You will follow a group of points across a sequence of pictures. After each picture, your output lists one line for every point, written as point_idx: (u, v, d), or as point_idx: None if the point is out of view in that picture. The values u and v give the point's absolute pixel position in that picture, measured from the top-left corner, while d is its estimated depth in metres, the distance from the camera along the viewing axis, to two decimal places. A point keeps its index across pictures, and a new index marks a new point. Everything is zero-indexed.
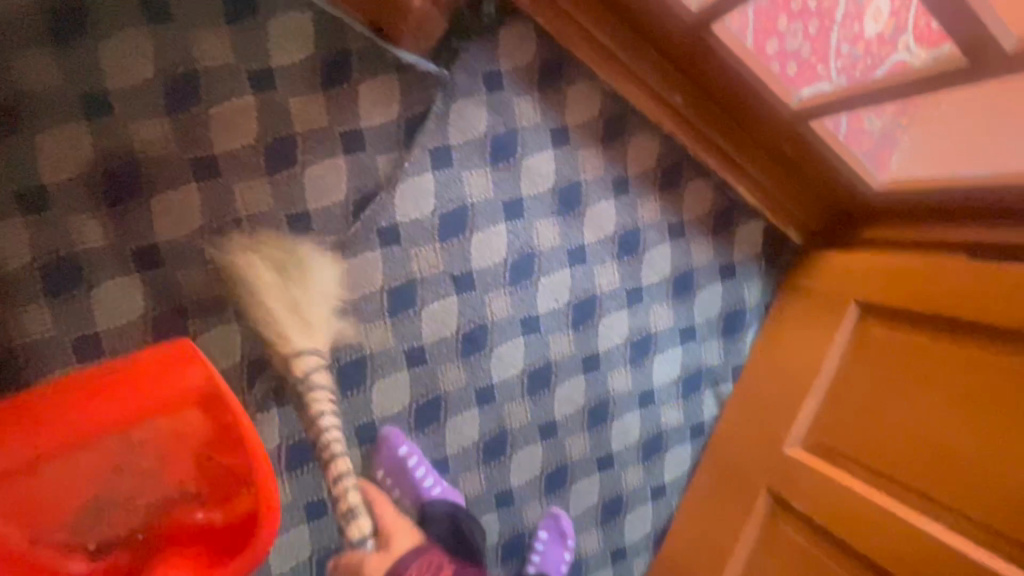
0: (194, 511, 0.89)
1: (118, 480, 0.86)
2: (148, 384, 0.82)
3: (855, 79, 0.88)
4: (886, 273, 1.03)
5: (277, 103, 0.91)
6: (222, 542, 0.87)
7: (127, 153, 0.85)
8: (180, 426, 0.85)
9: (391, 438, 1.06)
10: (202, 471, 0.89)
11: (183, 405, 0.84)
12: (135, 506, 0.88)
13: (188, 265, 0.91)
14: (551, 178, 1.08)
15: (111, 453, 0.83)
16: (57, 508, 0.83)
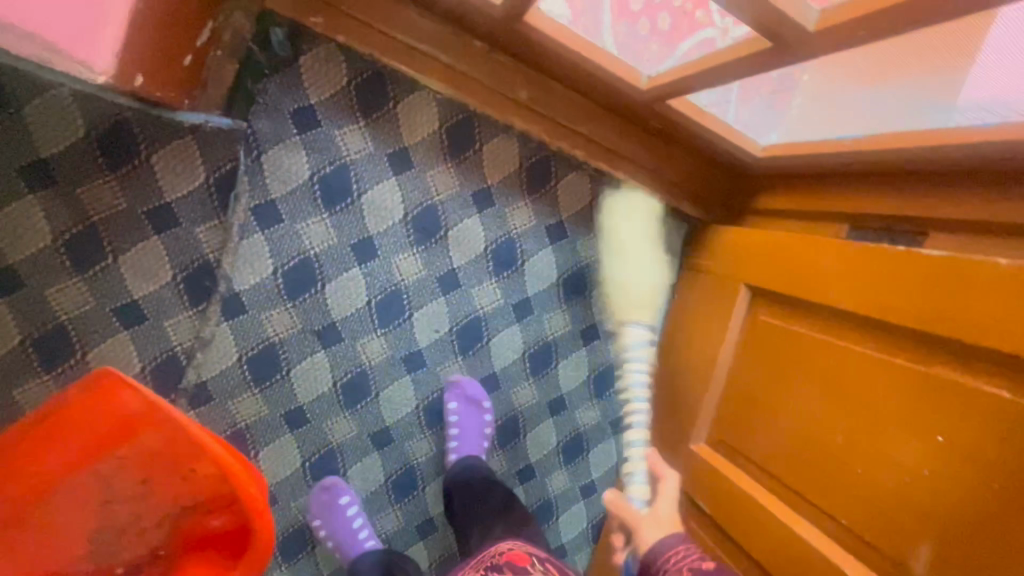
0: (202, 520, 0.90)
1: (116, 508, 0.88)
2: (93, 413, 0.84)
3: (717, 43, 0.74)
4: (772, 254, 0.96)
5: (64, 197, 0.83)
6: (235, 545, 0.89)
7: None
8: (148, 446, 0.87)
9: (333, 487, 1.05)
10: (188, 485, 0.89)
11: (135, 426, 0.86)
12: (145, 528, 0.90)
13: (19, 382, 0.88)
14: (400, 207, 0.99)
15: (100, 483, 0.87)
16: (71, 538, 0.86)
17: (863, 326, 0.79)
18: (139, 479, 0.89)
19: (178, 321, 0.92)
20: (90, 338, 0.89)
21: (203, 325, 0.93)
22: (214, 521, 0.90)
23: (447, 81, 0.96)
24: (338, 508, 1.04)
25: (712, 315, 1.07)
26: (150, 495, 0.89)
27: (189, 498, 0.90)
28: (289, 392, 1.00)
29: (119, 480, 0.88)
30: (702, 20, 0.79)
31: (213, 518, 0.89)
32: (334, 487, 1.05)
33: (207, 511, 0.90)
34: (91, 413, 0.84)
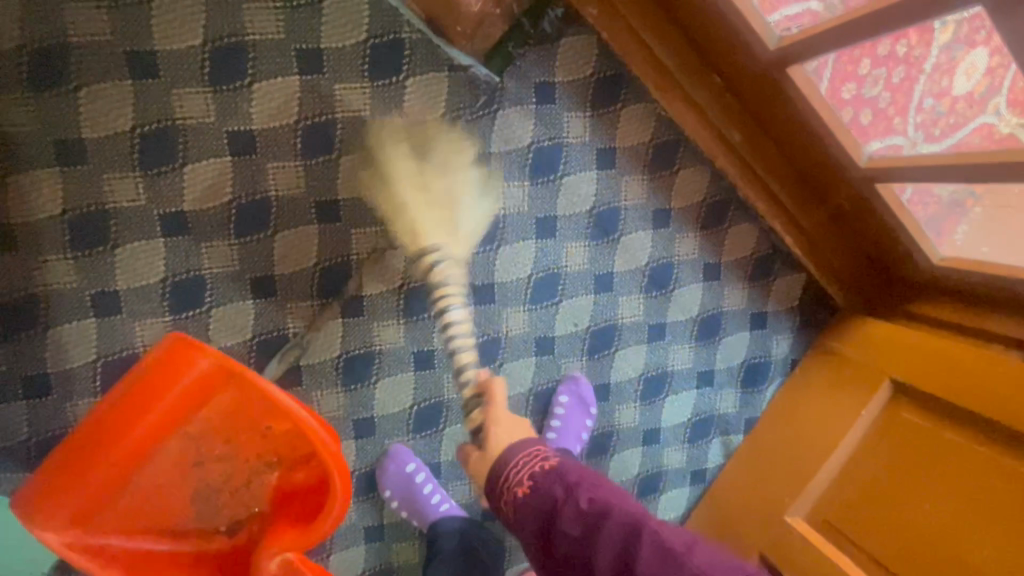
0: (288, 475, 0.92)
1: (209, 470, 0.91)
2: (168, 379, 0.82)
3: (933, 137, 0.82)
4: (927, 356, 0.98)
5: (322, 87, 0.89)
6: (315, 496, 0.90)
7: (167, 120, 0.86)
8: (223, 407, 0.88)
9: (398, 456, 1.05)
10: (269, 441, 0.91)
11: (208, 388, 0.86)
12: (236, 489, 0.93)
13: (209, 237, 0.91)
14: (590, 200, 1.04)
15: (187, 450, 0.88)
16: (175, 493, 0.89)
17: (1005, 452, 0.84)
18: (221, 442, 0.90)
19: (365, 232, 0.96)
20: (286, 220, 0.93)
21: (385, 244, 0.97)
22: (297, 475, 0.92)
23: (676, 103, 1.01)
24: (407, 478, 1.04)
25: (839, 397, 1.08)
26: (234, 457, 0.92)
27: (269, 458, 0.92)
28: (429, 333, 1.02)
29: (205, 443, 0.89)
30: (897, 127, 0.86)
31: (296, 476, 0.92)
32: (395, 465, 1.04)
33: (292, 466, 0.92)
34: (167, 381, 0.83)
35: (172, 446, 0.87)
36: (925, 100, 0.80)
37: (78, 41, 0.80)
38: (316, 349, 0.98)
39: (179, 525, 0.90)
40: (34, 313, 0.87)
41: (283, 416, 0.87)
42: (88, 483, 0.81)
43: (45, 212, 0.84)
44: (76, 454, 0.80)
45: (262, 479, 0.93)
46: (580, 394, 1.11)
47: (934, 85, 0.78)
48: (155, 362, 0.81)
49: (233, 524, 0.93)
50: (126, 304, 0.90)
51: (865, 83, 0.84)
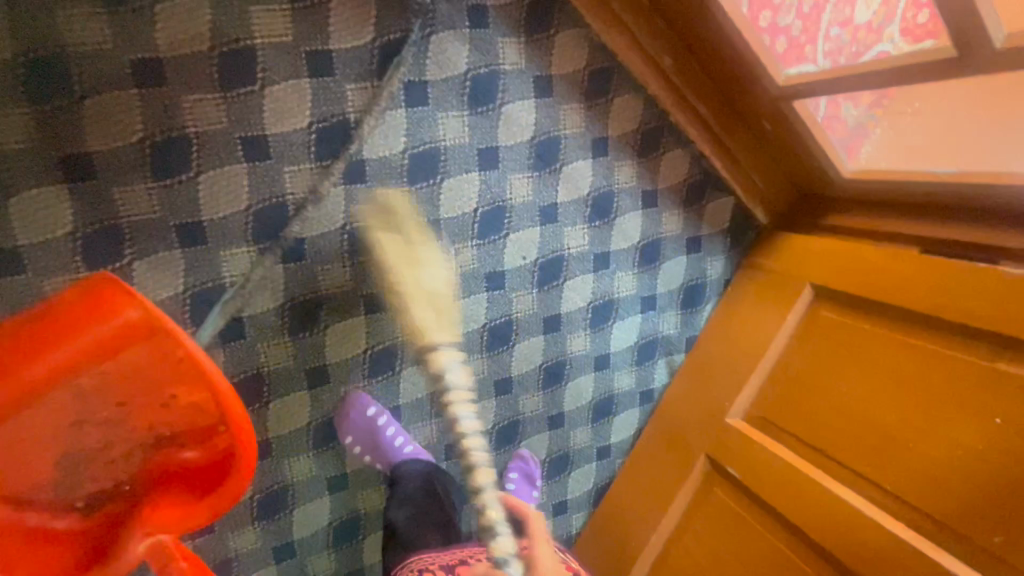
0: (175, 452, 0.83)
1: (87, 433, 0.78)
2: (70, 326, 0.68)
3: (841, 62, 0.92)
4: (840, 259, 1.08)
5: (238, 10, 0.82)
6: (204, 478, 0.82)
7: (56, 47, 0.76)
8: (125, 367, 0.74)
9: (359, 402, 1.03)
10: (166, 412, 0.80)
11: (121, 345, 0.71)
12: (112, 458, 0.81)
13: (124, 180, 0.83)
14: (531, 129, 1.03)
15: (64, 410, 0.74)
16: (38, 456, 0.76)
17: (920, 324, 0.93)
18: (114, 403, 0.78)
19: (299, 170, 0.91)
20: (209, 159, 0.86)
21: (323, 181, 0.92)
22: (189, 454, 0.83)
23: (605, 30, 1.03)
24: (369, 422, 1.03)
25: (769, 306, 1.17)
26: (125, 421, 0.80)
27: (161, 428, 0.81)
28: (377, 275, 1.00)
29: (88, 404, 0.75)
30: (807, 55, 0.97)
31: (187, 456, 0.83)
32: (354, 415, 1.03)
33: (184, 443, 0.82)
34: (68, 329, 0.68)
35: (42, 406, 0.71)
36: (831, 29, 0.93)
37: None
38: (258, 297, 0.94)
39: (25, 494, 0.77)
40: None
41: (195, 390, 0.77)
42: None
43: None
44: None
45: (140, 451, 0.82)
46: (526, 471, 1.20)
47: (838, 15, 0.91)
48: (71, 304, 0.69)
49: (92, 498, 0.82)
50: (31, 262, 0.81)
51: (779, 12, 0.95)
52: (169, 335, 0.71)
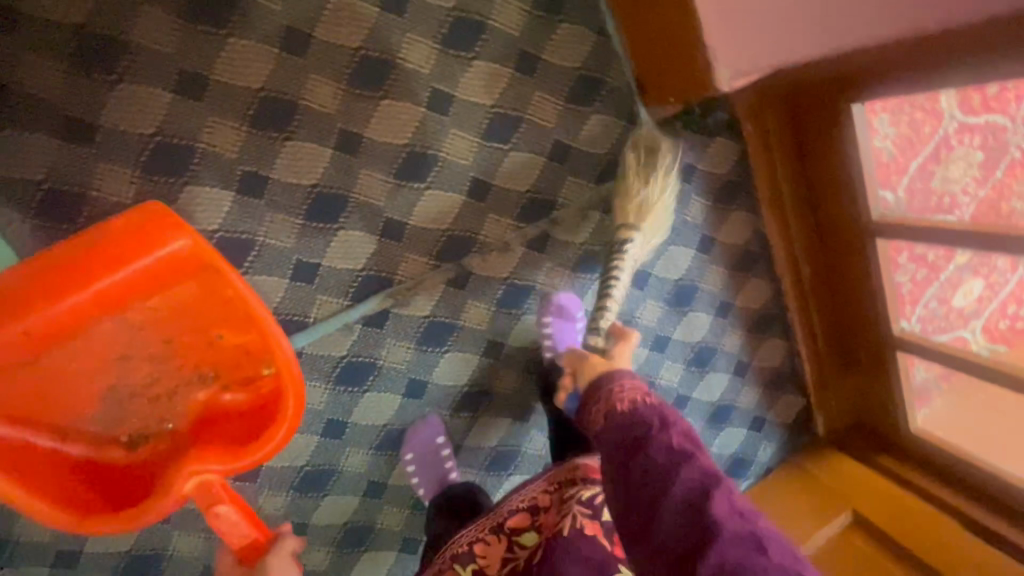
0: (222, 394, 0.88)
1: (132, 369, 0.82)
2: (129, 253, 0.72)
3: (927, 328, 1.09)
4: (885, 502, 1.17)
5: (526, 89, 0.99)
6: (246, 422, 0.88)
7: (390, 55, 0.92)
8: (166, 301, 0.78)
9: (430, 426, 1.10)
10: (215, 351, 0.85)
11: (169, 278, 0.76)
12: (155, 396, 0.86)
13: (372, 166, 0.96)
14: (680, 272, 1.18)
15: (120, 340, 0.79)
16: (82, 389, 0.81)
17: None
18: (163, 340, 0.82)
19: (499, 221, 1.05)
20: (441, 181, 1.00)
21: (512, 238, 1.06)
22: (233, 397, 0.88)
23: (772, 227, 1.21)
24: (434, 448, 1.10)
25: (802, 511, 1.24)
26: (169, 365, 0.84)
27: (206, 372, 0.87)
28: (508, 328, 1.11)
29: (135, 339, 0.80)
30: (906, 311, 1.11)
31: (230, 398, 0.88)
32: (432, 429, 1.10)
33: (234, 385, 0.88)
34: (112, 258, 0.71)
35: (87, 343, 0.77)
36: (931, 300, 1.06)
37: None
38: (411, 302, 1.04)
39: (72, 425, 0.83)
40: (186, 162, 0.88)
41: (249, 332, 0.83)
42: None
43: (243, 83, 0.88)
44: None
45: (190, 390, 0.87)
46: None
47: (941, 291, 1.04)
48: (131, 226, 0.72)
49: (132, 436, 0.88)
50: (269, 193, 0.92)
51: (898, 269, 1.08)
52: (208, 273, 0.77)
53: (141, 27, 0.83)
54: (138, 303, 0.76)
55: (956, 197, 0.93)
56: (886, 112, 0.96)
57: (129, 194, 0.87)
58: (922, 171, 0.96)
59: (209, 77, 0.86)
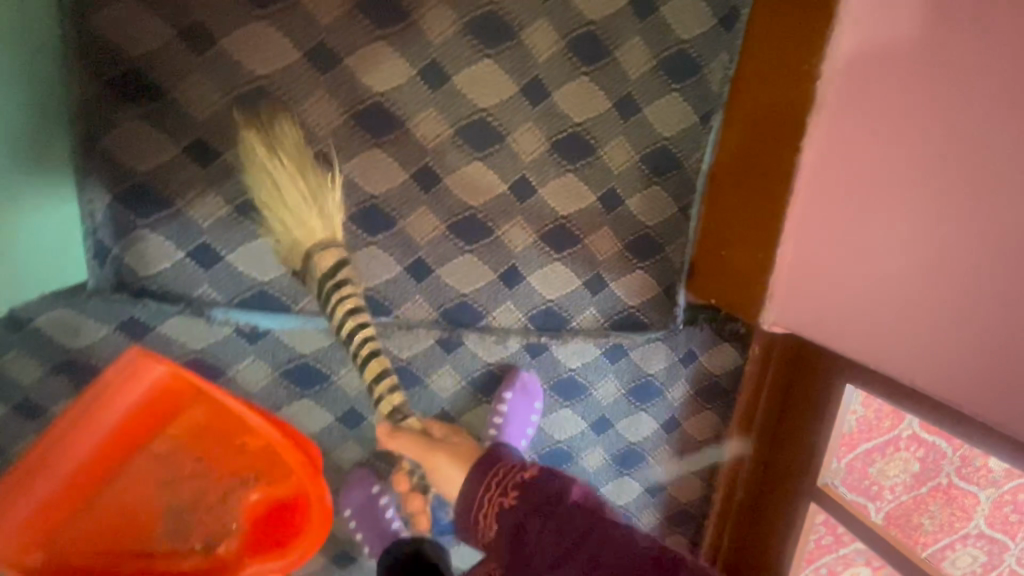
0: (263, 493, 0.85)
1: (179, 488, 0.85)
2: (99, 424, 0.80)
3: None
4: None
5: (598, 220, 1.04)
6: (296, 513, 0.85)
7: (504, 130, 0.96)
8: (186, 420, 0.84)
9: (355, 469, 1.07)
10: (238, 458, 0.85)
11: (172, 402, 0.83)
12: (202, 505, 0.85)
13: (432, 208, 0.98)
14: (638, 437, 1.21)
15: (155, 467, 0.84)
16: (148, 515, 0.84)
17: None
18: (194, 457, 0.85)
19: (513, 313, 1.06)
20: (483, 254, 1.02)
21: (516, 333, 1.07)
22: (273, 492, 0.85)
23: (733, 443, 1.25)
24: (370, 497, 1.06)
25: None
26: (209, 475, 0.85)
27: (245, 476, 0.85)
28: (466, 407, 1.11)
29: (170, 464, 0.85)
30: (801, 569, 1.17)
31: (274, 492, 0.85)
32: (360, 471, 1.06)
33: (270, 483, 0.85)
34: (115, 396, 0.79)
35: (127, 476, 0.83)
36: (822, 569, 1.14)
37: (521, 42, 0.92)
38: (395, 340, 1.03)
39: (173, 549, 0.84)
40: (275, 115, 0.87)
41: (256, 432, 0.83)
42: (43, 502, 0.78)
43: (368, 81, 0.89)
44: (20, 493, 0.76)
45: (234, 497, 0.85)
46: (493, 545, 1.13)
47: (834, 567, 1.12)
48: (99, 388, 0.77)
49: (194, 544, 0.85)
50: (331, 180, 0.92)
51: (816, 533, 1.13)
52: (203, 391, 0.82)
53: None
54: (124, 458, 0.82)
55: (880, 496, 1.03)
56: (868, 401, 1.03)
57: (205, 112, 0.85)
58: (863, 461, 1.05)
59: (341, 59, 0.87)
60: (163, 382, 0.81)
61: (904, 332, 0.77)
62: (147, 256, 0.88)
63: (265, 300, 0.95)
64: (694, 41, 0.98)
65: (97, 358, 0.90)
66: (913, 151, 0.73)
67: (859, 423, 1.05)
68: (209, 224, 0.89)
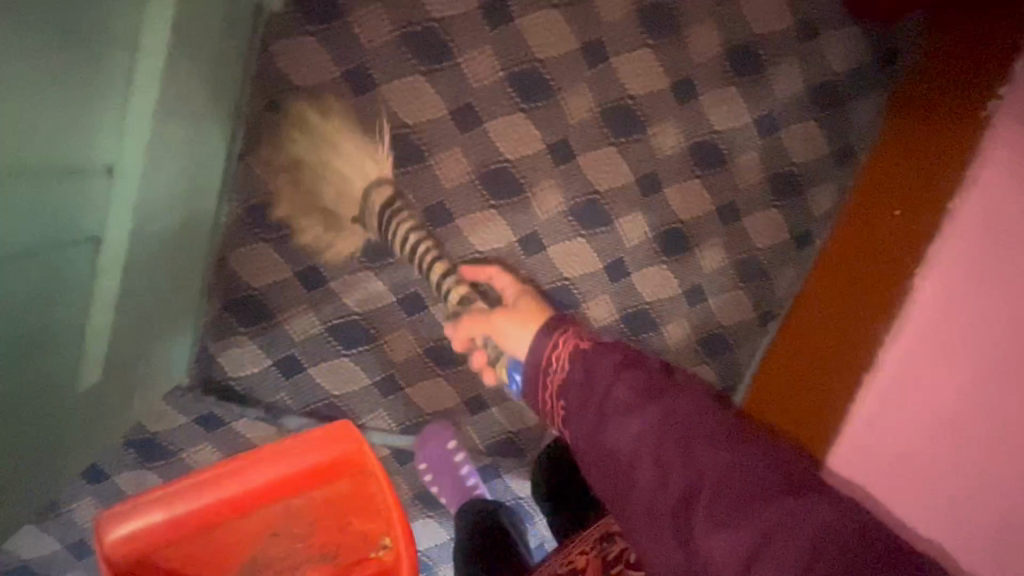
0: (346, 575, 0.89)
1: (273, 546, 0.88)
2: (303, 462, 0.87)
3: None
4: None
5: None
6: None
7: (582, 298, 1.04)
8: (311, 497, 0.89)
9: None
10: (342, 536, 0.90)
11: (336, 472, 0.89)
12: (282, 566, 0.88)
13: None
14: None
15: (268, 523, 0.87)
16: (227, 557, 0.86)
17: None
18: (307, 523, 0.89)
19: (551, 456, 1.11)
20: None
21: None
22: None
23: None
24: None
25: None
26: (303, 543, 0.89)
27: (335, 555, 0.89)
28: None
29: (289, 520, 0.88)
30: None
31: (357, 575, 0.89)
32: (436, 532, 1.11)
33: (355, 567, 0.89)
34: (305, 451, 0.87)
35: (228, 528, 0.86)
36: None
37: (615, 227, 1.01)
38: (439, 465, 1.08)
39: None
40: (383, 254, 0.95)
41: (377, 518, 0.89)
42: (168, 523, 0.82)
43: (472, 239, 0.97)
44: (203, 491, 0.83)
45: (310, 568, 0.90)
46: None
47: None
48: (311, 442, 0.87)
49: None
50: (417, 318, 1.00)
51: None
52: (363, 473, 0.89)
53: (442, 157, 0.92)
54: (311, 487, 0.88)
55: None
56: None
57: (324, 245, 0.93)
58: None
59: (454, 219, 0.96)
60: (351, 448, 0.88)
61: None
62: (239, 359, 0.95)
63: (331, 411, 1.00)
64: (766, 250, 1.05)
65: (171, 441, 0.96)
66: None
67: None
68: (300, 339, 0.96)
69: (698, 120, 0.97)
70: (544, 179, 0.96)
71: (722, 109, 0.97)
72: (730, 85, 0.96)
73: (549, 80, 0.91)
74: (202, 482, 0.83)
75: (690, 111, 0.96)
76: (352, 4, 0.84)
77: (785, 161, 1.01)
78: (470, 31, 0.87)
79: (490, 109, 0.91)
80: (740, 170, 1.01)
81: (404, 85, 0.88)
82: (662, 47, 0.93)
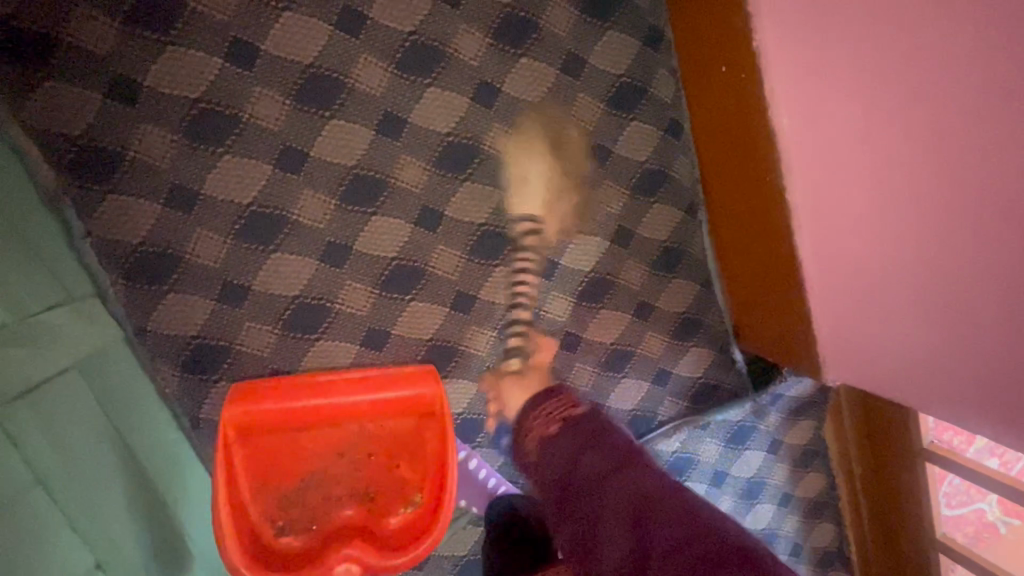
0: (381, 516, 0.98)
1: (331, 466, 0.98)
2: (390, 390, 0.97)
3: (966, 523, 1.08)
4: None
5: (642, 328, 1.15)
6: (387, 536, 0.96)
7: (535, 307, 1.08)
8: (380, 428, 0.99)
9: None
10: (386, 476, 0.99)
11: (405, 412, 0.99)
12: (327, 492, 0.97)
13: None
14: (752, 470, 1.27)
15: (340, 443, 0.98)
16: (286, 475, 0.96)
17: None
18: (366, 455, 0.99)
19: None
20: None
21: None
22: (394, 520, 0.98)
23: (851, 446, 1.28)
24: None
25: None
26: (356, 469, 0.99)
27: (372, 491, 0.99)
28: None
29: (356, 446, 0.98)
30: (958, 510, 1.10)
31: (387, 504, 0.99)
32: None
33: (387, 508, 0.98)
34: (392, 384, 0.97)
35: (303, 445, 0.96)
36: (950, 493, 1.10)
37: (518, 237, 1.03)
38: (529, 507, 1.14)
39: (276, 515, 0.95)
40: None
41: (421, 470, 0.99)
42: (277, 414, 0.93)
43: (417, 334, 1.01)
44: (311, 394, 0.94)
45: (346, 499, 0.98)
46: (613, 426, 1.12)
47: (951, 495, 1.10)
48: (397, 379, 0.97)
49: (293, 522, 0.96)
50: None
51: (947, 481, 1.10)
52: (427, 415, 0.99)
53: (344, 295, 0.96)
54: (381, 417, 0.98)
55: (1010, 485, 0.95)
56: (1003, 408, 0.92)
57: None
58: (952, 455, 1.05)
59: (389, 331, 1.00)
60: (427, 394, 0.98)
61: (984, 338, 0.76)
62: None
63: None
64: (651, 157, 1.07)
65: None
66: (978, 139, 0.66)
67: (946, 438, 1.07)
68: None
69: (516, 105, 0.98)
70: (433, 246, 0.99)
71: (528, 82, 0.98)
72: (518, 59, 0.97)
73: (374, 175, 0.94)
74: (298, 394, 0.93)
75: (503, 104, 0.97)
76: (180, 243, 0.87)
77: (611, 80, 1.02)
78: (284, 189, 0.90)
79: (349, 232, 0.94)
80: (581, 116, 1.02)
81: (269, 269, 0.92)
82: (442, 76, 0.94)
